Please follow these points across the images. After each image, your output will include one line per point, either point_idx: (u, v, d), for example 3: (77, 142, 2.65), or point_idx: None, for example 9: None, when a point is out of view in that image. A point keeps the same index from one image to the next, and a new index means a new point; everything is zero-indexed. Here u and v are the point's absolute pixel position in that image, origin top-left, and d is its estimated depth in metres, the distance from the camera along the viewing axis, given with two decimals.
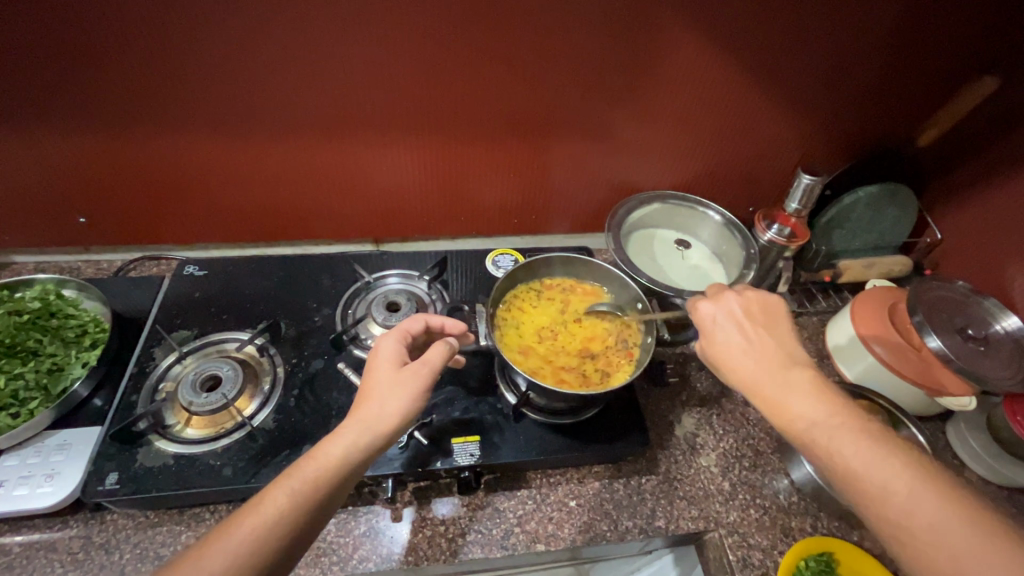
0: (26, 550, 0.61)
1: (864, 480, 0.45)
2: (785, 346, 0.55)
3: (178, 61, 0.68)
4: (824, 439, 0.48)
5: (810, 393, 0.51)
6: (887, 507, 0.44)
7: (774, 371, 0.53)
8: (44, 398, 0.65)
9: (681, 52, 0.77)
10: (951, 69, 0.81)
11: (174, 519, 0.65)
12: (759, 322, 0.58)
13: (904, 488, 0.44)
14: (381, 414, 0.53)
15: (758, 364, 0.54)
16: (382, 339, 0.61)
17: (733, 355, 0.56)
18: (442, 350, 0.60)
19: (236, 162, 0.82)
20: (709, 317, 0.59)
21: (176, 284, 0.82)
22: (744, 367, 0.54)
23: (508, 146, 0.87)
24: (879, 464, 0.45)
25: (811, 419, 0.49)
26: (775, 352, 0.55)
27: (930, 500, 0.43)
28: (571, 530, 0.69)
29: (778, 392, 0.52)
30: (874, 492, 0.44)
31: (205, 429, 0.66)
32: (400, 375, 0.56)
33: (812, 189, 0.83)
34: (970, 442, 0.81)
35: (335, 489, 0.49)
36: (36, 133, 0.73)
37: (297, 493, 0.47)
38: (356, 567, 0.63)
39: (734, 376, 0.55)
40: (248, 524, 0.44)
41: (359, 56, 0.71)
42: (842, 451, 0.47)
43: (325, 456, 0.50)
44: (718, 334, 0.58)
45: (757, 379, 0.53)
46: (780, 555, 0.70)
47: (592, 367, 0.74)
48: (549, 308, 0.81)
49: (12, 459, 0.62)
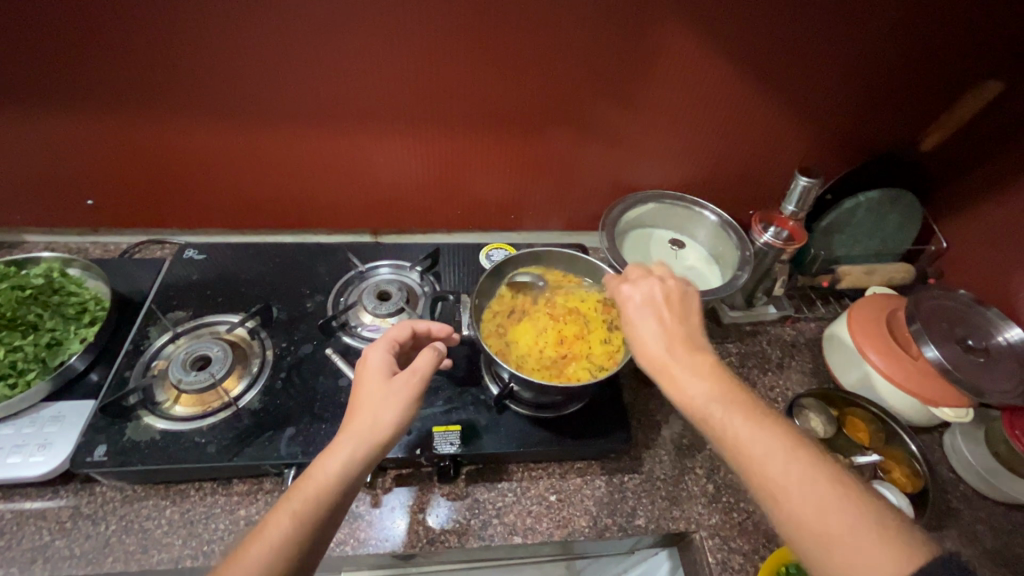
0: (17, 516, 0.63)
1: (746, 449, 0.46)
2: (693, 330, 0.56)
3: (180, 49, 0.70)
4: (716, 411, 0.49)
5: (708, 371, 0.52)
6: (765, 470, 0.45)
7: (677, 350, 0.53)
8: (42, 370, 0.67)
9: (679, 52, 0.77)
10: (954, 74, 0.80)
11: (159, 494, 0.66)
12: (672, 306, 0.58)
13: (779, 453, 0.45)
14: (376, 426, 0.53)
15: (664, 343, 0.54)
16: (371, 350, 0.61)
17: (643, 333, 0.55)
18: (430, 357, 0.59)
19: (237, 150, 0.84)
20: (627, 300, 0.59)
21: (176, 267, 0.84)
22: (652, 345, 0.54)
23: (504, 141, 0.88)
24: (761, 432, 0.47)
25: (712, 394, 0.50)
26: (682, 333, 0.55)
27: (797, 467, 0.44)
28: (549, 524, 0.69)
29: (680, 368, 0.52)
30: (755, 459, 0.46)
31: (193, 406, 0.67)
32: (392, 384, 0.57)
33: (808, 192, 0.81)
34: (966, 455, 0.79)
35: (334, 508, 0.50)
36: (48, 116, 0.76)
37: (299, 516, 0.48)
38: (333, 549, 0.64)
39: (639, 354, 0.55)
40: (251, 555, 0.45)
41: (358, 49, 0.73)
42: (731, 422, 0.48)
43: (326, 474, 0.50)
44: (631, 314, 0.58)
45: (666, 359, 0.53)
46: (762, 560, 0.69)
47: (518, 308, 0.78)
48: (591, 358, 0.73)
49: (8, 428, 0.64)
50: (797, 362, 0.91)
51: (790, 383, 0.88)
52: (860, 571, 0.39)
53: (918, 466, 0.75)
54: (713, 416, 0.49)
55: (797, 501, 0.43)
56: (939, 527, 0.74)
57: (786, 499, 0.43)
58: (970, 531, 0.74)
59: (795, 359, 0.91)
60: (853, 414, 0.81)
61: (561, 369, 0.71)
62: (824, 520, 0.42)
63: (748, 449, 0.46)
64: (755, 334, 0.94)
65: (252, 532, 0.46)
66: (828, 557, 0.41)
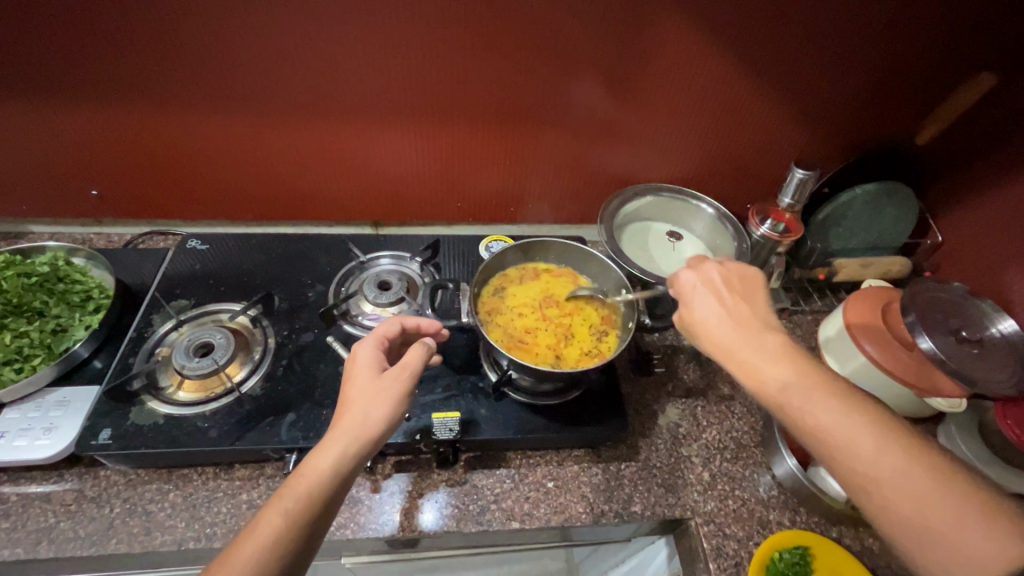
0: (22, 499, 0.64)
1: (830, 439, 0.46)
2: (759, 310, 0.56)
3: (184, 41, 0.71)
4: (796, 398, 0.49)
5: (782, 356, 0.51)
6: (852, 459, 0.45)
7: (747, 335, 0.53)
8: (47, 356, 0.68)
9: (674, 45, 0.77)
10: (949, 68, 0.81)
11: (163, 479, 0.68)
12: (734, 288, 0.58)
13: (865, 441, 0.45)
14: (366, 422, 0.55)
15: (733, 329, 0.54)
16: (359, 347, 0.61)
17: (709, 320, 0.56)
18: (421, 352, 0.61)
19: (240, 142, 0.85)
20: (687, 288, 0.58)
21: (179, 257, 0.85)
22: (719, 332, 0.54)
23: (504, 134, 0.89)
24: (848, 419, 0.46)
25: (790, 381, 0.49)
26: (748, 315, 0.55)
27: (886, 454, 0.45)
28: (547, 510, 0.70)
29: (751, 355, 0.52)
30: (842, 448, 0.46)
31: (196, 392, 0.68)
32: (382, 380, 0.58)
33: (804, 184, 0.82)
34: (960, 445, 0.79)
35: (328, 503, 0.51)
36: (53, 107, 0.77)
37: (292, 513, 0.49)
38: (333, 533, 0.65)
39: (707, 342, 0.55)
40: (246, 553, 0.46)
41: (357, 40, 0.73)
42: (814, 413, 0.47)
43: (316, 469, 0.51)
44: (694, 302, 0.58)
45: (736, 347, 0.53)
46: (756, 546, 0.69)
47: (525, 286, 0.81)
48: (548, 349, 0.74)
49: (14, 412, 0.65)
50: None
51: None
52: (965, 554, 0.40)
53: None
54: (793, 407, 0.49)
55: (889, 490, 0.44)
56: None
57: (878, 489, 0.44)
58: None
59: None
60: None
61: (515, 336, 0.75)
62: (920, 510, 0.42)
63: (832, 440, 0.46)
64: None
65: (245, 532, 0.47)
66: (929, 545, 0.42)
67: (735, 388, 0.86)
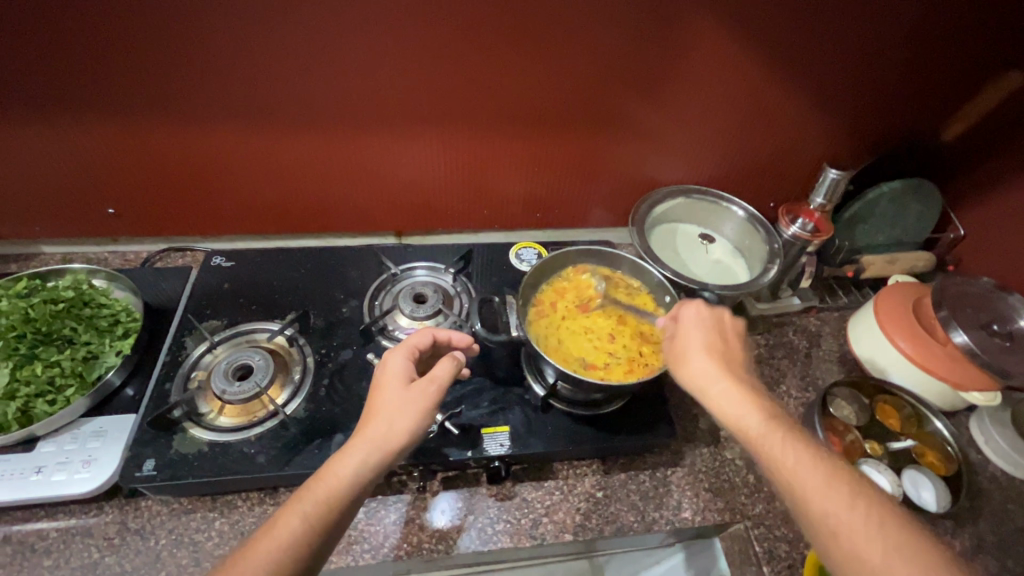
0: (63, 535, 0.62)
1: (804, 477, 0.47)
2: (745, 361, 0.59)
3: (209, 55, 0.68)
4: (773, 438, 0.50)
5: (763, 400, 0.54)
6: (824, 502, 0.45)
7: (736, 376, 0.56)
8: (80, 386, 0.65)
9: (707, 47, 0.77)
10: (976, 66, 0.82)
11: (207, 506, 0.66)
12: (729, 333, 0.61)
13: (839, 487, 0.46)
14: (390, 431, 0.54)
15: (721, 365, 0.57)
16: (390, 354, 0.61)
17: (701, 354, 0.58)
18: (449, 367, 0.60)
19: (263, 156, 0.83)
20: (684, 320, 0.62)
21: (204, 275, 0.82)
22: (709, 364, 0.57)
23: (532, 140, 0.87)
24: (821, 467, 0.47)
25: (772, 422, 0.51)
26: (737, 361, 0.58)
27: (858, 505, 0.45)
28: (598, 521, 0.70)
29: (741, 392, 0.54)
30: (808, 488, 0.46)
31: (238, 417, 0.67)
32: (408, 392, 0.57)
33: (837, 184, 0.83)
34: (995, 437, 0.81)
35: (346, 511, 0.49)
36: (66, 124, 0.74)
37: (309, 517, 0.48)
38: (388, 555, 0.64)
39: (693, 371, 0.57)
40: (261, 553, 0.45)
41: (389, 48, 0.71)
42: (791, 449, 0.48)
43: (339, 476, 0.50)
44: (692, 333, 0.60)
45: (719, 382, 0.55)
46: (806, 547, 0.70)
47: (647, 326, 0.78)
48: (576, 297, 0.80)
49: (50, 445, 0.63)
50: (824, 352, 0.93)
51: (818, 373, 0.90)
52: None
53: (951, 449, 0.76)
54: (772, 443, 0.49)
55: (861, 538, 0.43)
56: (974, 509, 0.75)
57: (849, 536, 0.44)
58: (1002, 510, 0.76)
59: (822, 348, 0.93)
60: (886, 400, 0.83)
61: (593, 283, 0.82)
62: (891, 562, 0.42)
63: (809, 482, 0.46)
64: (781, 325, 0.96)
65: (263, 528, 0.46)
66: None
67: (771, 389, 0.87)
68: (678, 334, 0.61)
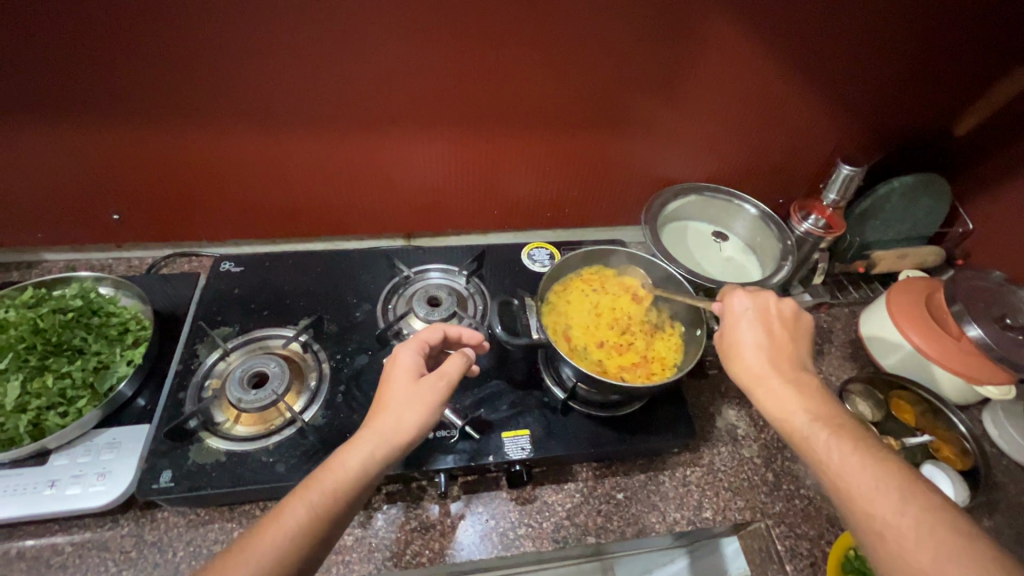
0: (77, 549, 0.60)
1: (849, 476, 0.47)
2: (801, 353, 0.59)
3: (217, 58, 0.67)
4: (819, 436, 0.50)
5: (812, 398, 0.54)
6: (870, 501, 0.45)
7: (786, 373, 0.56)
8: (91, 397, 0.64)
9: (722, 44, 0.76)
10: (987, 62, 0.82)
11: (225, 517, 0.64)
12: (785, 324, 0.60)
13: (887, 487, 0.45)
14: (399, 428, 0.53)
15: (770, 362, 0.57)
16: (400, 349, 0.60)
17: (752, 348, 0.58)
18: (460, 362, 0.59)
19: (272, 159, 0.82)
20: (735, 311, 0.62)
21: (213, 281, 0.81)
22: (759, 360, 0.57)
23: (543, 140, 0.86)
24: (867, 465, 0.47)
25: (818, 420, 0.52)
26: (790, 355, 0.58)
27: (906, 505, 0.44)
28: (619, 522, 0.69)
29: (789, 390, 0.55)
30: (852, 486, 0.46)
31: (255, 425, 0.66)
32: (418, 387, 0.56)
33: (851, 180, 0.82)
34: (1008, 429, 0.82)
35: (354, 501, 0.49)
36: (68, 129, 0.72)
37: (315, 506, 0.47)
38: (410, 562, 0.63)
39: (743, 368, 0.58)
40: (267, 538, 0.45)
41: (400, 50, 0.70)
42: (837, 449, 0.49)
43: (348, 466, 0.50)
44: (742, 327, 0.60)
45: (767, 378, 0.56)
46: (828, 544, 0.70)
47: (650, 358, 0.74)
48: (610, 286, 0.81)
49: (63, 458, 0.62)
50: (836, 348, 0.93)
51: (832, 369, 0.90)
52: None
53: (967, 445, 0.77)
54: (818, 442, 0.50)
55: (905, 537, 0.43)
56: (991, 502, 0.76)
57: (894, 536, 0.43)
58: (1017, 502, 0.77)
59: (834, 344, 0.94)
60: (899, 396, 0.83)
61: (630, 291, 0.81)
62: (940, 563, 0.41)
63: (854, 481, 0.47)
64: None
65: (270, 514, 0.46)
66: None
67: None
68: (729, 328, 0.61)
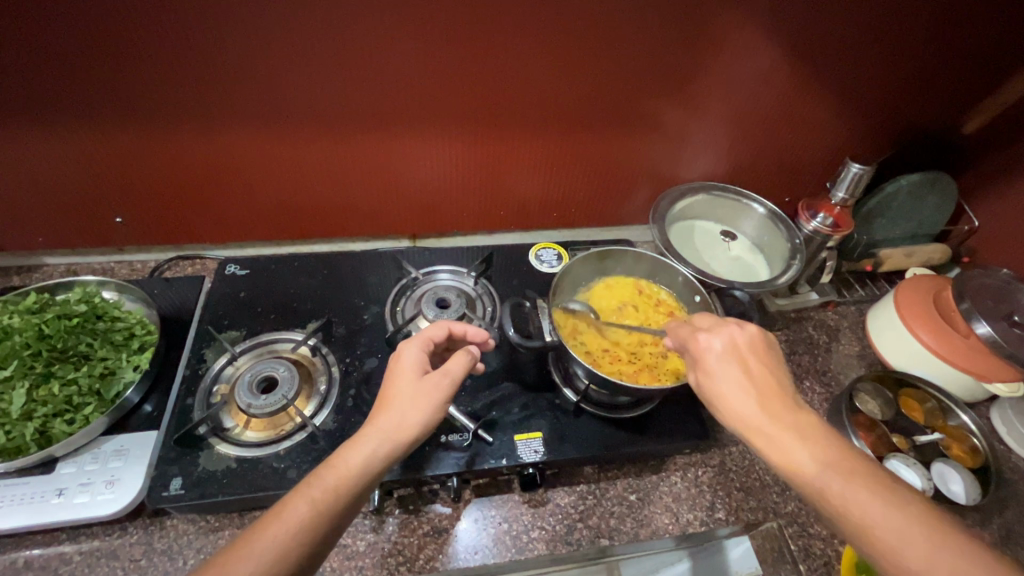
0: (86, 558, 0.59)
1: (878, 531, 0.43)
2: (785, 384, 0.53)
3: (221, 59, 0.66)
4: (835, 487, 0.46)
5: (813, 437, 0.49)
6: (906, 555, 0.42)
7: (777, 414, 0.50)
8: (98, 404, 0.63)
9: (731, 41, 0.75)
10: (993, 60, 0.82)
11: (235, 523, 0.63)
12: (759, 356, 0.55)
13: (915, 532, 0.42)
14: (403, 427, 0.52)
15: (759, 405, 0.51)
16: (405, 346, 0.59)
17: (740, 395, 0.52)
18: (465, 361, 0.58)
19: (275, 161, 0.81)
20: (706, 354, 0.56)
21: (219, 284, 0.80)
22: (749, 407, 0.51)
23: (549, 140, 0.86)
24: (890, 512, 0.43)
25: (827, 466, 0.47)
26: (778, 391, 0.52)
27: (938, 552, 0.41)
28: (633, 524, 0.69)
29: (790, 436, 0.49)
30: (884, 542, 0.43)
31: (265, 431, 0.65)
32: (422, 383, 0.55)
33: (860, 179, 0.83)
34: (1015, 425, 0.82)
35: (356, 497, 0.48)
36: (68, 131, 0.70)
37: (318, 504, 0.46)
38: (424, 567, 0.63)
39: (737, 421, 0.51)
40: (268, 539, 0.44)
41: (407, 50, 0.69)
42: (856, 500, 0.45)
43: (350, 465, 0.49)
44: (719, 374, 0.54)
45: (763, 430, 0.50)
46: (841, 544, 0.70)
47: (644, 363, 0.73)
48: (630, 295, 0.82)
49: (70, 466, 0.61)
50: (845, 346, 0.93)
51: (840, 368, 0.90)
52: None
53: (976, 441, 0.76)
54: (834, 493, 0.45)
55: None
56: (1000, 499, 0.76)
57: None
58: None
59: (842, 343, 0.94)
60: (908, 394, 0.83)
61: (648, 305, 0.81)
62: None
63: (882, 535, 0.43)
64: (800, 320, 0.96)
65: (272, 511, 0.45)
66: None
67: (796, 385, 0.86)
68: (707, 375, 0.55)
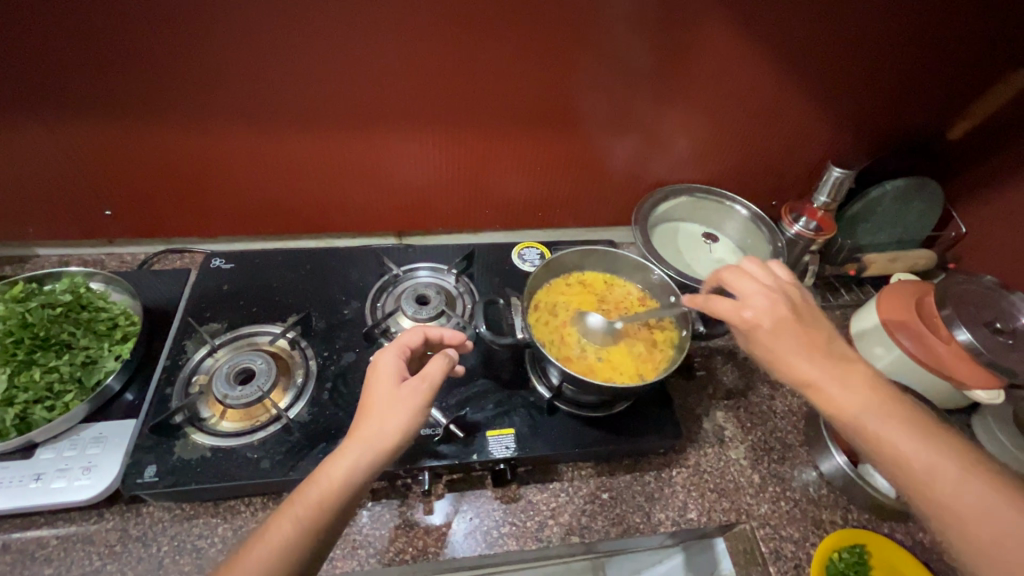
0: (62, 542, 0.61)
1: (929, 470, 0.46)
2: (829, 336, 0.54)
3: (207, 59, 0.68)
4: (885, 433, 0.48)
5: (864, 387, 0.50)
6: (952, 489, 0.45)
7: (833, 371, 0.51)
8: (78, 392, 0.64)
9: (713, 46, 0.76)
10: (978, 66, 0.82)
11: (209, 512, 0.64)
12: (803, 312, 0.55)
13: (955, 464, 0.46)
14: (382, 434, 0.53)
15: (817, 364, 0.51)
16: (382, 353, 0.59)
17: (796, 352, 0.52)
18: (442, 363, 0.58)
19: (263, 158, 0.82)
20: (756, 322, 0.54)
21: (204, 277, 0.82)
22: (807, 365, 0.51)
23: (533, 140, 0.86)
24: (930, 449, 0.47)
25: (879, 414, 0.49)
26: (825, 346, 0.53)
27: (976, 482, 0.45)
28: (604, 522, 0.69)
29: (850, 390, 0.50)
30: (927, 480, 0.46)
31: (240, 421, 0.66)
32: (399, 390, 0.56)
33: (841, 183, 0.83)
34: (997, 434, 0.81)
35: (341, 510, 0.50)
36: (59, 125, 0.72)
37: (302, 521, 0.48)
38: (393, 559, 0.63)
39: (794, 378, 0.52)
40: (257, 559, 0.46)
41: (389, 51, 0.71)
42: (911, 456, 0.47)
43: (331, 479, 0.50)
44: (772, 334, 0.53)
45: (821, 385, 0.51)
46: (813, 546, 0.70)
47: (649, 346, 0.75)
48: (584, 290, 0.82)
49: (49, 452, 0.62)
50: None
51: None
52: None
53: None
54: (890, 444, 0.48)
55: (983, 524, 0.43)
56: None
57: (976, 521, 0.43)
58: None
59: None
60: None
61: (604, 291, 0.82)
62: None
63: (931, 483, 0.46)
64: None
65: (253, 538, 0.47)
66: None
67: (775, 387, 0.86)
68: (760, 336, 0.54)
